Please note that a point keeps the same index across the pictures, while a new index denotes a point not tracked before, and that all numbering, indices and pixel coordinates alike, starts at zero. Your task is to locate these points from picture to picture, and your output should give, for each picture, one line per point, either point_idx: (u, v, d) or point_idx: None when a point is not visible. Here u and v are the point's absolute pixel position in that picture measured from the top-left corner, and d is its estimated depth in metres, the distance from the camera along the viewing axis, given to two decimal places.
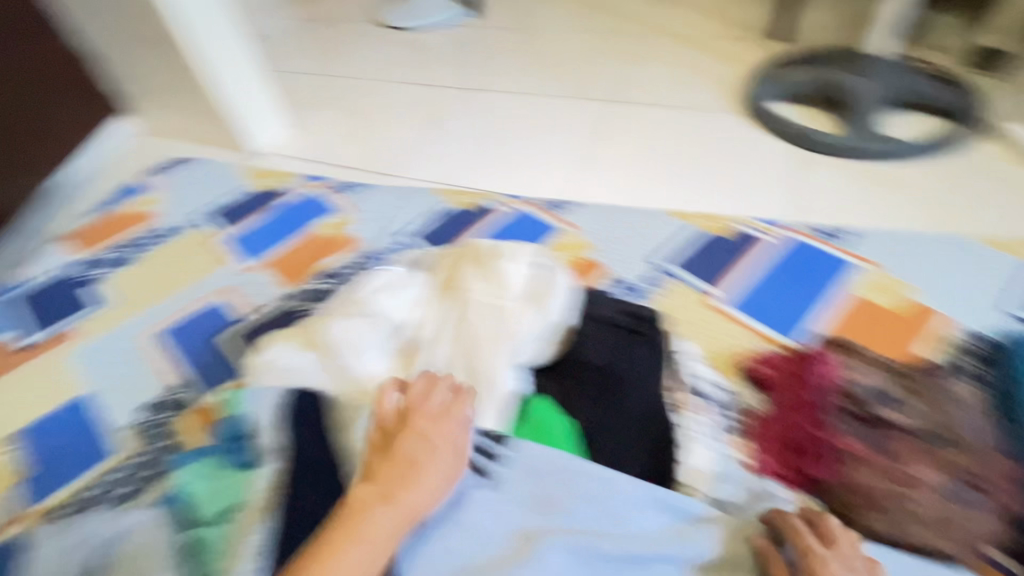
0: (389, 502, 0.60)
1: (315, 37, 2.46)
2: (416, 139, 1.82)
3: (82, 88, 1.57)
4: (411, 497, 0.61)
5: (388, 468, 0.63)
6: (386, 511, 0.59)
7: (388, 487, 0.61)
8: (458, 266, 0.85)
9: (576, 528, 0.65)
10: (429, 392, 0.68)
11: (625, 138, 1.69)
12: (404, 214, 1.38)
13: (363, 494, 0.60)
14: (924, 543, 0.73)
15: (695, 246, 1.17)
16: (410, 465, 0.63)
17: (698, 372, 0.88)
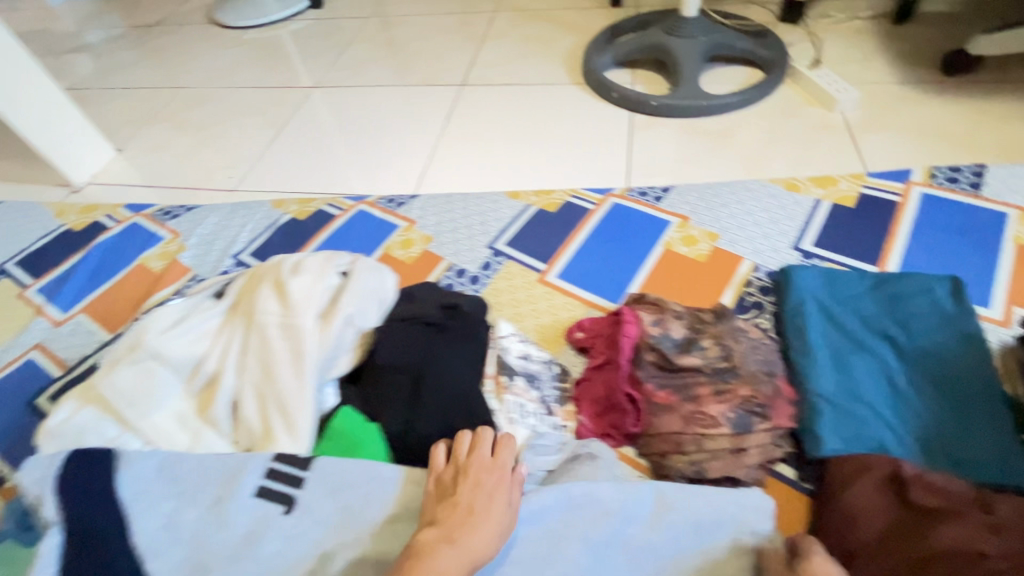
0: (453, 544, 0.58)
1: (153, 52, 2.34)
2: (263, 151, 1.75)
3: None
4: (473, 542, 0.59)
5: (445, 513, 0.62)
6: (451, 553, 0.57)
7: (450, 530, 0.60)
8: (252, 289, 0.79)
9: (557, 529, 0.67)
10: (480, 446, 0.69)
11: (471, 119, 1.71)
12: (238, 230, 1.31)
13: (425, 540, 0.59)
14: (716, 479, 0.77)
15: (530, 226, 1.19)
16: (468, 513, 0.61)
17: (521, 351, 0.88)
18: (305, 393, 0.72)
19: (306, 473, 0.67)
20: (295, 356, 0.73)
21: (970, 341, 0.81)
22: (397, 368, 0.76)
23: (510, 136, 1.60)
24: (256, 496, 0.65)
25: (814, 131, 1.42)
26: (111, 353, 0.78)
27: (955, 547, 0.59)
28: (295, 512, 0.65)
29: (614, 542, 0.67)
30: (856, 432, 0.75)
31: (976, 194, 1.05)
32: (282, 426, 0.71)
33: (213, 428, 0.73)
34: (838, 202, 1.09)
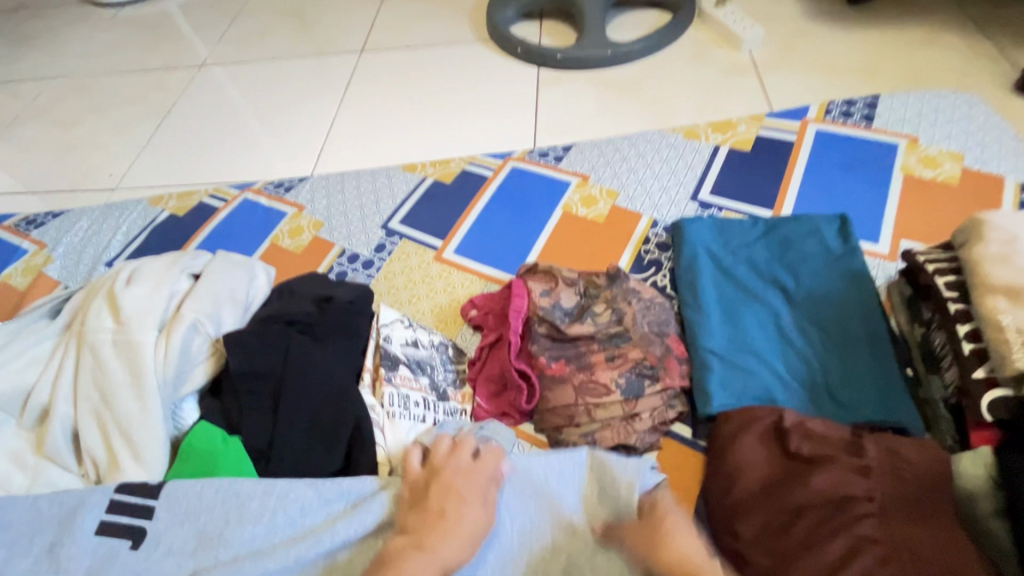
0: (423, 551, 0.53)
1: (14, 39, 2.09)
2: (146, 142, 1.58)
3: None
4: (446, 549, 0.54)
5: (416, 517, 0.57)
6: (421, 561, 0.52)
7: (421, 535, 0.55)
8: (85, 305, 0.72)
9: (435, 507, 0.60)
10: (457, 448, 0.65)
11: (371, 87, 1.58)
12: (111, 234, 1.19)
13: (394, 547, 0.54)
14: (611, 448, 0.74)
15: (425, 200, 1.11)
16: (440, 516, 0.57)
17: (408, 338, 0.82)
18: (150, 413, 0.65)
19: (155, 502, 0.61)
20: (134, 374, 0.66)
21: (853, 280, 0.80)
22: (258, 374, 0.70)
23: (412, 103, 1.49)
24: (98, 534, 0.58)
25: (722, 72, 1.37)
26: None
27: (829, 492, 0.59)
28: (145, 546, 0.58)
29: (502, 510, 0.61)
30: (743, 385, 0.74)
31: (869, 126, 1.04)
32: (128, 452, 0.64)
33: (54, 463, 0.66)
34: (735, 146, 1.06)
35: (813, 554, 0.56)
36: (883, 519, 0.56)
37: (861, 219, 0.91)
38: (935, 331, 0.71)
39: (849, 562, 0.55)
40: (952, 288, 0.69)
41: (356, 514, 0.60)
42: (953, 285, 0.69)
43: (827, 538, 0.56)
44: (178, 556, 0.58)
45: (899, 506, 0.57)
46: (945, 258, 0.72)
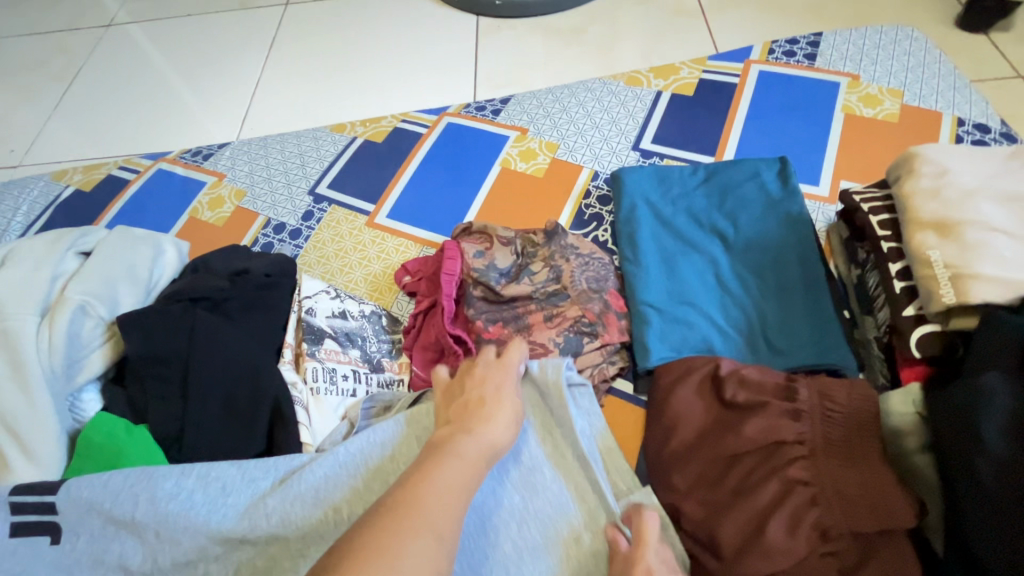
0: (471, 433, 0.53)
1: None
2: (50, 113, 1.43)
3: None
4: (491, 431, 0.53)
5: (458, 412, 0.57)
6: (472, 440, 0.52)
7: (463, 423, 0.55)
8: None
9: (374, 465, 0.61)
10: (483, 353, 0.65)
11: (298, 42, 1.46)
12: (9, 215, 1.08)
13: (439, 436, 0.53)
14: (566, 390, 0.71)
15: (356, 162, 1.04)
16: (479, 406, 0.57)
17: (334, 309, 0.77)
18: (38, 408, 0.59)
19: (56, 497, 0.55)
20: (15, 364, 0.59)
21: (792, 224, 0.78)
22: (163, 356, 0.64)
23: (343, 59, 1.38)
24: (12, 537, 0.54)
25: (667, 16, 1.30)
26: None
27: (761, 439, 0.58)
28: (66, 538, 0.55)
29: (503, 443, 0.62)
30: (682, 337, 0.72)
31: (811, 65, 1.01)
32: (17, 449, 0.58)
33: None
34: (677, 91, 1.02)
35: (745, 501, 0.56)
36: (812, 461, 0.56)
37: (802, 163, 0.89)
38: (870, 271, 0.70)
39: (778, 506, 0.55)
40: (885, 226, 0.68)
41: (286, 486, 0.58)
42: (886, 223, 0.68)
43: (759, 485, 0.56)
44: (102, 542, 0.55)
45: (832, 450, 0.56)
46: (879, 196, 0.71)
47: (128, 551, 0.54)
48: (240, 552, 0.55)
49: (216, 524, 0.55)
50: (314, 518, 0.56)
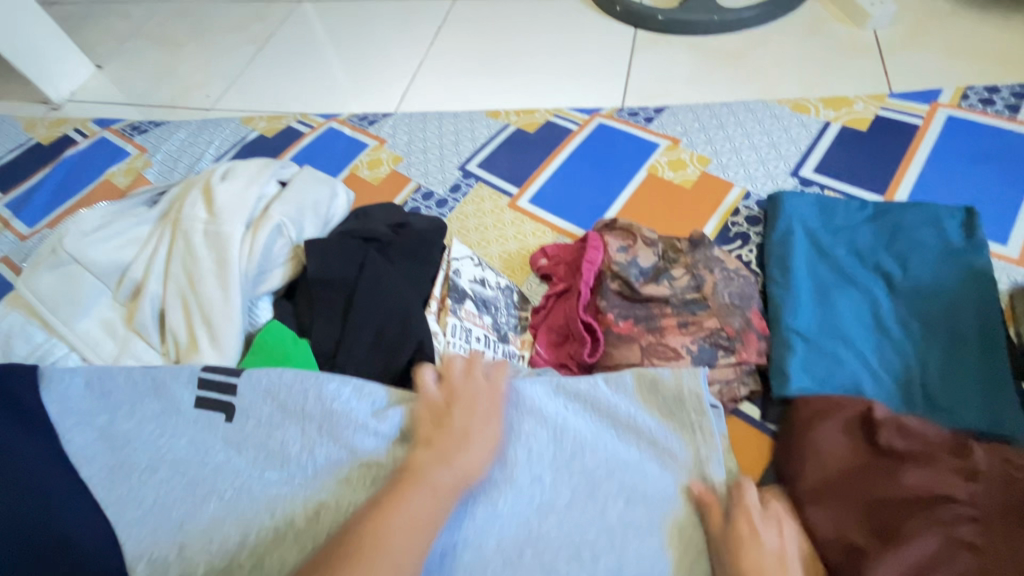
0: None
1: None
2: (240, 70, 1.63)
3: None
4: None
5: None
6: None
7: None
8: (181, 196, 0.75)
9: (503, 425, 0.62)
10: None
11: (460, 34, 1.55)
12: (205, 147, 1.25)
13: None
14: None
15: (507, 147, 1.09)
16: None
17: (476, 275, 0.81)
18: (231, 304, 0.68)
19: (237, 381, 0.64)
20: (220, 264, 0.69)
21: (972, 277, 0.72)
22: (333, 285, 0.72)
23: (501, 53, 1.45)
24: (195, 408, 0.63)
25: (838, 51, 1.25)
26: (38, 253, 0.74)
27: (921, 490, 0.55)
28: (237, 419, 0.62)
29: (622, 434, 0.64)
30: (828, 371, 0.69)
31: (1011, 117, 0.93)
32: (207, 337, 0.67)
33: (141, 336, 0.70)
34: (849, 124, 0.98)
35: (897, 550, 0.52)
36: (980, 526, 0.53)
37: (990, 217, 0.82)
38: None
39: (935, 561, 0.52)
40: None
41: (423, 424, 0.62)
42: None
43: (916, 536, 0.53)
44: (269, 428, 0.62)
45: (1004, 513, 0.53)
46: None
47: (289, 442, 0.61)
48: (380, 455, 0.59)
49: (364, 433, 0.61)
50: None
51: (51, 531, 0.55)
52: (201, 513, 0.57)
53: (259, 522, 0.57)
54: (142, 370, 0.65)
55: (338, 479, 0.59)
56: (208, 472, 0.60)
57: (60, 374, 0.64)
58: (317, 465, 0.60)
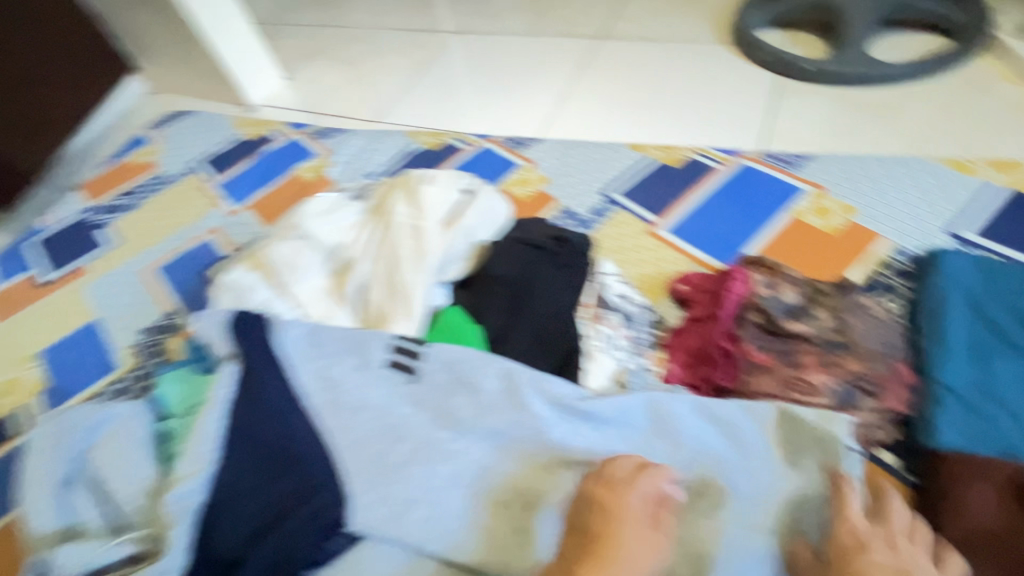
0: None
1: None
2: (402, 90, 1.86)
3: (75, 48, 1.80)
4: None
5: None
6: None
7: None
8: (390, 191, 0.91)
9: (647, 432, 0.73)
10: None
11: (601, 72, 1.67)
12: (378, 154, 1.46)
13: None
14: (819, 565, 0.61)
15: (649, 178, 1.17)
16: None
17: (622, 291, 0.90)
18: (423, 288, 0.82)
19: (424, 351, 0.77)
20: (419, 254, 0.83)
21: None
22: (506, 280, 0.84)
23: (640, 92, 1.55)
24: (387, 367, 0.76)
25: (1000, 116, 1.23)
26: (279, 227, 0.93)
27: None
28: (418, 381, 0.75)
29: (754, 460, 0.70)
30: (982, 432, 0.69)
31: None
32: (401, 312, 0.81)
33: (346, 303, 0.86)
34: (1017, 189, 0.97)
35: None
36: None
37: None
38: None
39: None
40: None
41: (577, 418, 0.72)
42: None
43: None
44: (444, 393, 0.74)
45: None
46: None
47: (458, 406, 0.73)
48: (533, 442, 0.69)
49: (529, 415, 0.71)
50: (593, 451, 0.71)
51: (276, 440, 0.70)
52: (394, 450, 0.70)
53: (439, 468, 0.68)
54: (348, 330, 0.80)
55: (500, 447, 0.71)
56: (396, 419, 0.72)
57: (293, 324, 0.81)
58: (484, 432, 0.71)
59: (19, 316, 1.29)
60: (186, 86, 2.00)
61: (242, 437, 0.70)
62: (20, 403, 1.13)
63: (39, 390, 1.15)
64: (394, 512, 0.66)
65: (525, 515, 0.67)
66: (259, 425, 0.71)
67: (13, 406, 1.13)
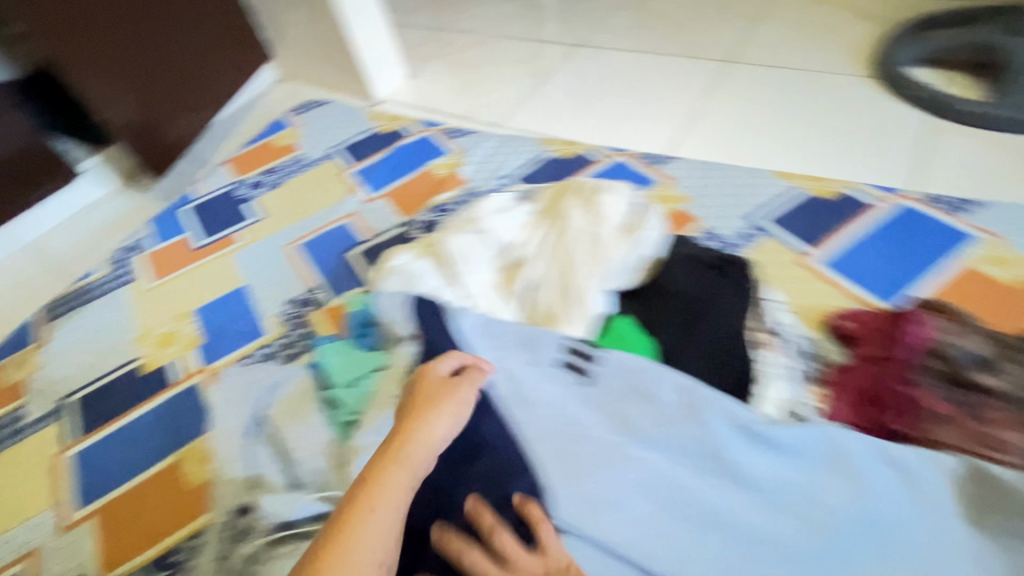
0: None
1: None
2: (524, 96, 1.90)
3: (229, 40, 1.95)
4: None
5: None
6: None
7: None
8: (566, 198, 0.96)
9: (830, 465, 0.70)
10: None
11: (732, 96, 1.65)
12: (510, 157, 1.51)
13: None
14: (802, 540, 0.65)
15: (800, 207, 1.16)
16: None
17: (780, 320, 0.91)
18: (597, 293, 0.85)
19: (599, 356, 0.79)
20: (597, 260, 0.87)
21: None
22: (678, 293, 0.86)
23: (776, 121, 1.52)
24: (561, 367, 0.80)
25: None
26: (453, 222, 0.99)
27: None
28: (594, 385, 0.77)
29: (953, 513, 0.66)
30: None
31: None
32: (574, 313, 0.85)
33: (513, 299, 0.90)
34: None
35: None
36: None
37: None
38: None
39: None
40: None
41: (756, 441, 0.72)
42: None
43: None
44: (621, 400, 0.76)
45: None
46: None
47: (638, 415, 0.74)
48: (425, 419, 0.68)
49: (709, 432, 0.71)
50: (774, 476, 0.69)
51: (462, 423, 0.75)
52: (581, 449, 0.71)
53: (627, 471, 0.69)
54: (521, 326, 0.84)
55: (678, 459, 0.71)
56: (574, 418, 0.74)
57: (469, 314, 0.86)
58: (661, 442, 0.72)
59: (174, 275, 1.41)
60: (313, 75, 2.07)
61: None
62: (175, 356, 1.23)
63: (194, 345, 1.24)
64: (585, 506, 0.68)
65: (709, 531, 0.66)
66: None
67: (171, 357, 1.23)
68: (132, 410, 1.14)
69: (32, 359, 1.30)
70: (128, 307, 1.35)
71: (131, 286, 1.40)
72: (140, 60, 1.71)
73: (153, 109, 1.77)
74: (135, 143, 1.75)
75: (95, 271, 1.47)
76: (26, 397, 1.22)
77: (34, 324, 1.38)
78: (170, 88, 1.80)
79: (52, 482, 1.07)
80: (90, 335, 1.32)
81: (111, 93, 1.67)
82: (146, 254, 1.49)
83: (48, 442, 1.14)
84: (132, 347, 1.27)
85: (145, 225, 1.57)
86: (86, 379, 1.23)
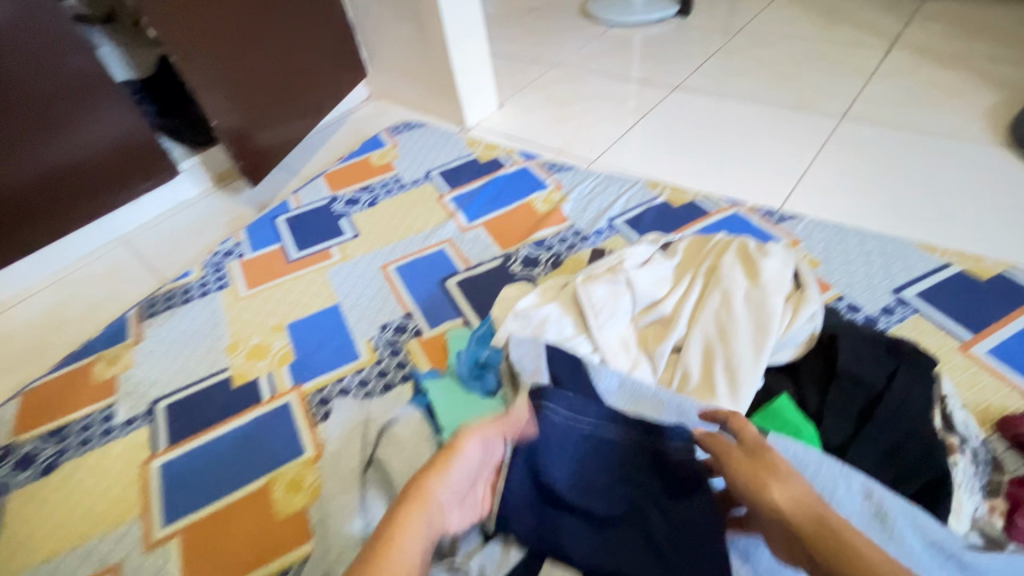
0: None
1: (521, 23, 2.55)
2: (621, 133, 1.82)
3: (327, 52, 1.94)
4: None
5: None
6: None
7: None
8: (714, 255, 0.90)
9: None
10: None
11: (851, 154, 1.55)
12: (614, 198, 1.45)
13: None
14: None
15: (950, 287, 1.06)
16: None
17: (963, 418, 0.79)
18: (758, 366, 0.78)
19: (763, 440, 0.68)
20: (758, 329, 0.80)
21: None
22: (849, 376, 0.77)
23: (904, 186, 1.42)
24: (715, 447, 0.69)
25: None
26: (588, 268, 0.94)
27: None
28: None
29: None
30: None
31: None
32: (728, 386, 0.77)
33: (651, 361, 0.84)
34: None
35: None
36: None
37: None
38: None
39: None
40: None
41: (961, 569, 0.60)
42: None
43: None
44: None
45: None
46: None
47: None
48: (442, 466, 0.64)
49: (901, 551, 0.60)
50: None
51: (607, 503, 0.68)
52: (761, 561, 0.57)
53: None
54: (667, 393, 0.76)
55: None
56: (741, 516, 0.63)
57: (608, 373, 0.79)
58: None
59: (268, 286, 1.39)
60: (408, 96, 2.10)
61: (575, 506, 0.68)
62: (267, 370, 1.20)
63: (287, 361, 1.21)
64: None
65: None
66: (591, 498, 0.69)
67: (263, 372, 1.20)
68: (222, 424, 1.11)
69: (124, 357, 1.29)
70: (221, 315, 1.34)
71: (224, 293, 1.40)
72: (252, 65, 1.67)
73: (253, 113, 1.70)
74: (235, 148, 1.67)
75: (189, 273, 1.47)
76: (115, 396, 1.21)
77: (127, 320, 1.38)
78: (272, 93, 1.75)
79: (138, 492, 1.04)
80: (181, 339, 1.31)
81: (218, 95, 1.60)
82: (241, 261, 1.48)
83: (136, 446, 1.11)
84: (223, 356, 1.25)
85: (240, 232, 1.57)
86: (176, 385, 1.21)
